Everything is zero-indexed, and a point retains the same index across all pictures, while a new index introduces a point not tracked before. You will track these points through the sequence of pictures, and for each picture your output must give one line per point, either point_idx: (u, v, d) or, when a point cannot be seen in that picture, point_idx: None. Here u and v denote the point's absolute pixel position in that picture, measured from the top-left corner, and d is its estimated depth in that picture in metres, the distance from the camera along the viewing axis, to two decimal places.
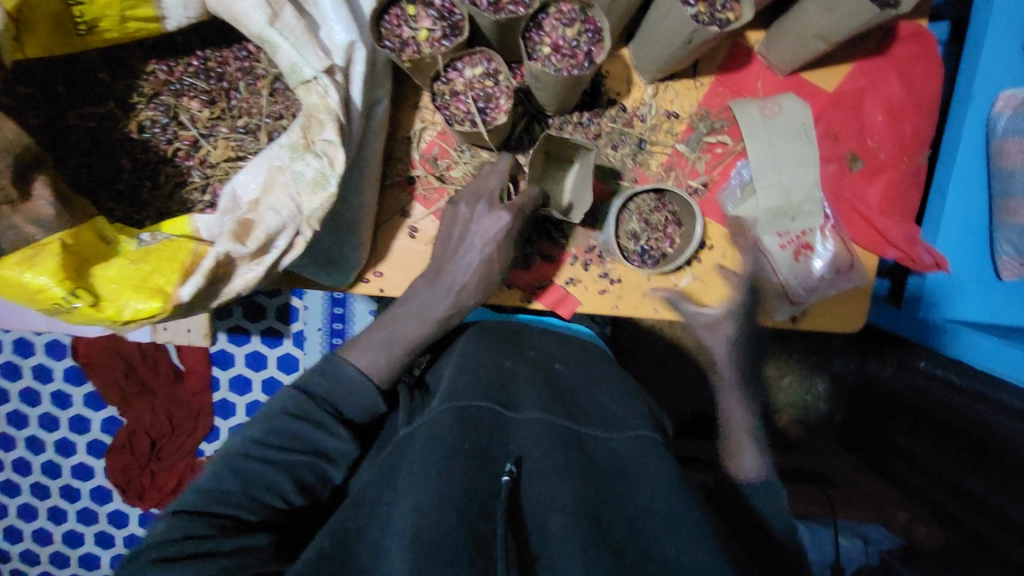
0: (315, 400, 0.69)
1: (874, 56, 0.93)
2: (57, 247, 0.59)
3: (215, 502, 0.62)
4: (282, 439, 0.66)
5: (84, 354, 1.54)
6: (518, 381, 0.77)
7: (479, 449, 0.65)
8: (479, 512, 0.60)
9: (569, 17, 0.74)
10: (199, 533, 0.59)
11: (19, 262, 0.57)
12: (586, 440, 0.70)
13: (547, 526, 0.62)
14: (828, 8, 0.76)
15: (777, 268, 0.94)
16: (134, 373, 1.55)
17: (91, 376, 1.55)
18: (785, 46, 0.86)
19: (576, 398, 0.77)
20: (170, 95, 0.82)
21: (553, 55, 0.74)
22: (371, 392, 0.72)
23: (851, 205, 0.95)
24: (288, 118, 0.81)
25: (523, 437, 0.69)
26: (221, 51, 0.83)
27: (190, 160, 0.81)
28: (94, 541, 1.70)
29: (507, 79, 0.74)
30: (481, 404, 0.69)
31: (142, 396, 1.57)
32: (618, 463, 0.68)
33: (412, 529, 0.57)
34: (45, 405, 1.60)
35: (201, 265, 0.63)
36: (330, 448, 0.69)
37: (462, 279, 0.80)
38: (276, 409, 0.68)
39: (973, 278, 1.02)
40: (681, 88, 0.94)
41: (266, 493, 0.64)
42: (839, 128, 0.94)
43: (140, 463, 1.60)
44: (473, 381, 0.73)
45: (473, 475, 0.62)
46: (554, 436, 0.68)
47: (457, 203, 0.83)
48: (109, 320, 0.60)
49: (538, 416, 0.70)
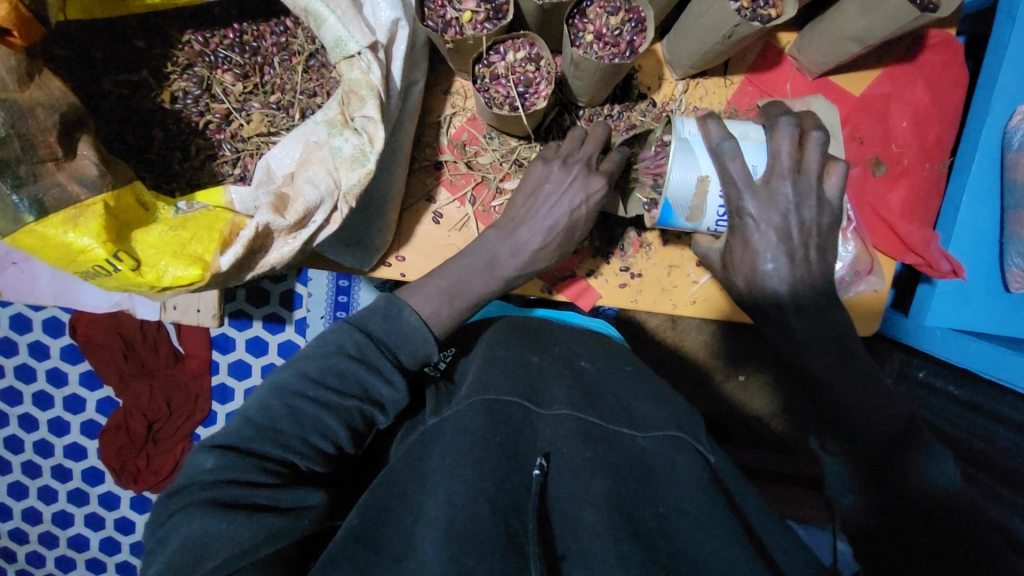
0: (374, 343, 0.70)
1: (900, 63, 0.95)
2: (100, 209, 0.59)
3: (267, 442, 0.64)
4: (338, 381, 0.67)
5: (83, 332, 1.52)
6: (545, 377, 0.77)
7: (504, 443, 0.65)
8: (512, 503, 0.60)
9: (614, 6, 0.74)
10: (253, 478, 0.61)
11: (62, 221, 0.57)
12: (611, 434, 0.70)
13: (578, 520, 0.60)
14: (866, 11, 0.77)
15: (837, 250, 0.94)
16: (134, 354, 1.54)
17: (89, 354, 1.53)
18: (818, 47, 0.87)
19: (600, 393, 0.77)
20: (203, 67, 0.81)
21: (596, 43, 0.74)
22: (429, 342, 0.73)
23: (873, 209, 0.96)
24: (322, 95, 0.80)
25: (550, 433, 0.70)
26: (258, 25, 0.82)
27: (221, 133, 0.81)
28: (85, 523, 1.67)
29: (549, 65, 0.74)
30: (508, 399, 0.70)
31: (142, 376, 1.56)
32: (644, 461, 0.68)
33: (445, 518, 0.56)
34: (41, 382, 1.58)
35: (239, 235, 0.62)
36: (380, 395, 0.69)
37: (540, 238, 0.82)
38: (335, 346, 0.68)
39: (980, 289, 1.03)
40: (711, 86, 0.94)
41: (316, 436, 0.65)
42: (865, 132, 0.96)
43: (136, 445, 1.58)
44: (500, 376, 0.74)
45: (504, 467, 0.62)
46: (583, 434, 0.69)
47: (551, 161, 0.83)
48: (147, 287, 0.61)
49: (564, 412, 0.71)
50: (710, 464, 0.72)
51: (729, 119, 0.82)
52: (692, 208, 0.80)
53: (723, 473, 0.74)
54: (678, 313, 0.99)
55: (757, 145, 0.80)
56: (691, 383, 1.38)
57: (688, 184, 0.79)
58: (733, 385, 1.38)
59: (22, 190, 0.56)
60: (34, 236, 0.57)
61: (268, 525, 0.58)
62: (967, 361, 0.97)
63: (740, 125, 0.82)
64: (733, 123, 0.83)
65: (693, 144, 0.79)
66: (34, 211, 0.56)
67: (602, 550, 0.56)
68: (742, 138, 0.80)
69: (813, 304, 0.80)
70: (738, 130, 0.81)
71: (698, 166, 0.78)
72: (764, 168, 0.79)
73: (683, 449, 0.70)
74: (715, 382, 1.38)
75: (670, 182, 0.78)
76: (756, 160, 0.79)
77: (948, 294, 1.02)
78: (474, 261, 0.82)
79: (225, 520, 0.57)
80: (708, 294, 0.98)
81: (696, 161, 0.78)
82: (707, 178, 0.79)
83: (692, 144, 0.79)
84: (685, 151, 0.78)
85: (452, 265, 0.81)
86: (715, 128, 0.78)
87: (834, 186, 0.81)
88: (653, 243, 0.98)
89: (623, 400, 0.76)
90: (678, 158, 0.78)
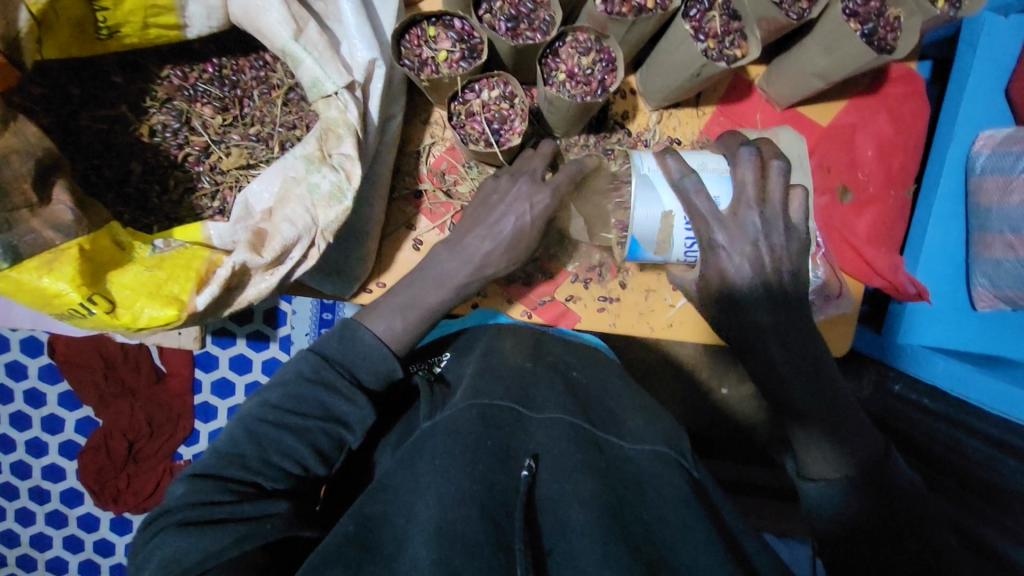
0: (330, 364, 0.71)
1: (865, 95, 0.99)
2: (76, 252, 0.59)
3: (231, 466, 0.64)
4: (296, 404, 0.68)
5: (61, 352, 1.51)
6: (536, 383, 0.79)
7: (497, 448, 0.66)
8: (502, 505, 0.60)
9: (586, 46, 0.75)
10: (218, 497, 0.61)
11: (37, 267, 0.58)
12: (601, 441, 0.71)
13: (566, 521, 0.60)
14: (827, 50, 0.80)
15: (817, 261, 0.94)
16: (113, 373, 1.53)
17: (68, 375, 1.52)
18: (785, 82, 0.90)
19: (592, 404, 0.78)
20: (182, 101, 0.82)
21: (568, 81, 0.76)
22: (387, 357, 0.73)
23: (842, 235, 0.99)
24: (300, 128, 0.81)
25: (541, 435, 0.70)
26: (237, 59, 0.84)
27: (200, 165, 0.82)
28: (63, 545, 1.65)
29: (523, 102, 0.76)
30: (500, 403, 0.71)
31: (121, 397, 1.54)
32: (630, 472, 0.69)
33: (436, 520, 0.57)
34: (17, 404, 1.55)
35: (215, 274, 0.63)
36: (344, 413, 0.70)
37: (490, 245, 0.82)
38: (293, 373, 0.70)
39: (951, 305, 1.05)
40: (684, 116, 0.96)
41: (280, 457, 0.66)
42: (833, 161, 0.99)
43: (116, 466, 1.56)
44: (494, 382, 0.75)
45: (492, 467, 0.63)
46: (573, 437, 0.69)
47: (499, 175, 0.85)
48: (119, 327, 0.61)
49: (558, 416, 0.72)
50: (694, 479, 0.73)
51: (688, 150, 0.85)
52: (659, 242, 0.83)
53: (708, 488, 0.74)
54: (655, 335, 1.00)
55: (718, 174, 0.83)
56: (673, 397, 1.39)
57: (654, 216, 0.81)
58: (712, 401, 1.39)
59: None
60: (8, 282, 0.57)
61: (236, 532, 0.57)
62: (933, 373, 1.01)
63: (698, 155, 0.85)
64: (692, 155, 0.85)
65: (654, 179, 0.81)
66: (9, 258, 0.56)
67: (589, 551, 0.57)
68: (702, 170, 0.83)
69: (796, 313, 0.79)
70: (698, 161, 0.84)
71: (661, 203, 0.81)
72: (728, 197, 0.82)
73: (668, 465, 0.70)
74: (697, 396, 1.40)
75: (635, 221, 0.81)
76: (720, 191, 0.82)
77: (918, 313, 1.05)
78: (457, 285, 0.81)
79: (192, 537, 0.57)
80: (685, 317, 0.99)
81: (658, 197, 0.81)
82: (671, 214, 0.81)
83: (653, 179, 0.81)
84: (647, 188, 0.81)
85: (429, 280, 0.81)
86: (674, 164, 0.80)
87: (799, 212, 0.82)
88: (631, 267, 0.99)
89: (614, 413, 0.78)
90: (640, 197, 0.81)
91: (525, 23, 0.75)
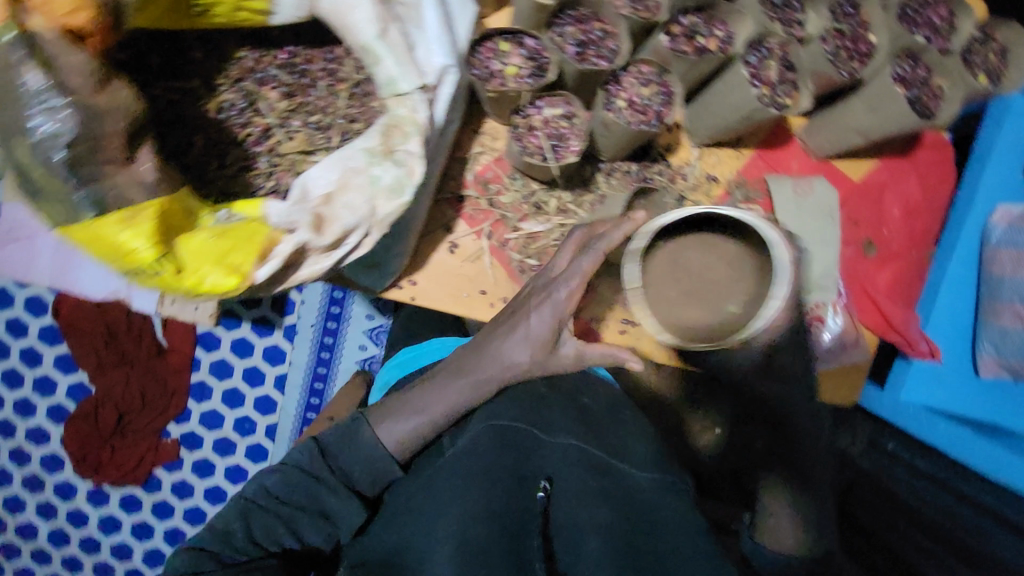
0: (325, 457, 0.75)
1: (898, 156, 1.03)
2: (155, 210, 0.61)
3: (220, 540, 0.69)
4: (289, 491, 0.73)
5: (64, 314, 1.47)
6: (552, 407, 0.80)
7: (506, 474, 0.71)
8: (515, 527, 0.68)
9: (647, 78, 0.80)
10: (203, 573, 0.65)
11: (120, 220, 0.59)
12: (614, 467, 0.74)
13: (582, 544, 0.67)
14: (870, 109, 0.84)
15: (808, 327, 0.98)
16: (113, 341, 1.48)
17: (68, 336, 1.48)
18: (826, 134, 0.94)
19: (603, 428, 0.80)
20: (252, 83, 0.86)
21: (627, 108, 0.79)
22: (381, 457, 0.76)
23: (863, 287, 1.02)
24: (361, 122, 0.85)
25: (555, 460, 0.74)
26: (310, 50, 0.87)
27: (259, 146, 0.84)
28: (36, 511, 1.65)
29: (582, 123, 0.79)
30: (516, 425, 0.75)
31: (118, 366, 1.51)
32: (643, 498, 0.73)
33: (455, 536, 0.66)
34: (13, 360, 1.54)
35: (278, 249, 0.66)
36: (332, 508, 0.74)
37: (512, 347, 0.76)
38: (292, 461, 0.75)
39: (953, 370, 1.08)
40: (724, 155, 1.01)
41: (268, 540, 0.71)
42: (860, 215, 1.02)
43: (102, 435, 1.55)
44: (509, 404, 0.78)
45: (510, 490, 0.70)
46: (586, 464, 0.73)
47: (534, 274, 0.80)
48: (184, 287, 0.63)
49: (571, 442, 0.75)
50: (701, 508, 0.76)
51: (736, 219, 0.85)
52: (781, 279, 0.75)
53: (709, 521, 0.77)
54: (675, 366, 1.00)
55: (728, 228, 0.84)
56: None
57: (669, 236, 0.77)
58: None
59: (85, 187, 0.58)
60: (87, 231, 0.59)
61: None
62: (946, 445, 1.00)
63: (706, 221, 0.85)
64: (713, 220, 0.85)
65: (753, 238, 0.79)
66: (96, 209, 0.59)
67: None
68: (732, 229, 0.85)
69: None
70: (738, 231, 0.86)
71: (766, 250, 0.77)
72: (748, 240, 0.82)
73: (677, 494, 0.75)
74: (682, 440, 1.31)
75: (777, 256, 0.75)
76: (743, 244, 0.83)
77: (920, 375, 1.06)
78: (480, 376, 0.78)
79: None
80: None
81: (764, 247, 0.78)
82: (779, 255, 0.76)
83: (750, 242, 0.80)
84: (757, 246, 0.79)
85: (446, 382, 0.79)
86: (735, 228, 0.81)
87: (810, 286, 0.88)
88: None
89: (626, 441, 0.79)
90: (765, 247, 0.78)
91: (593, 49, 0.78)
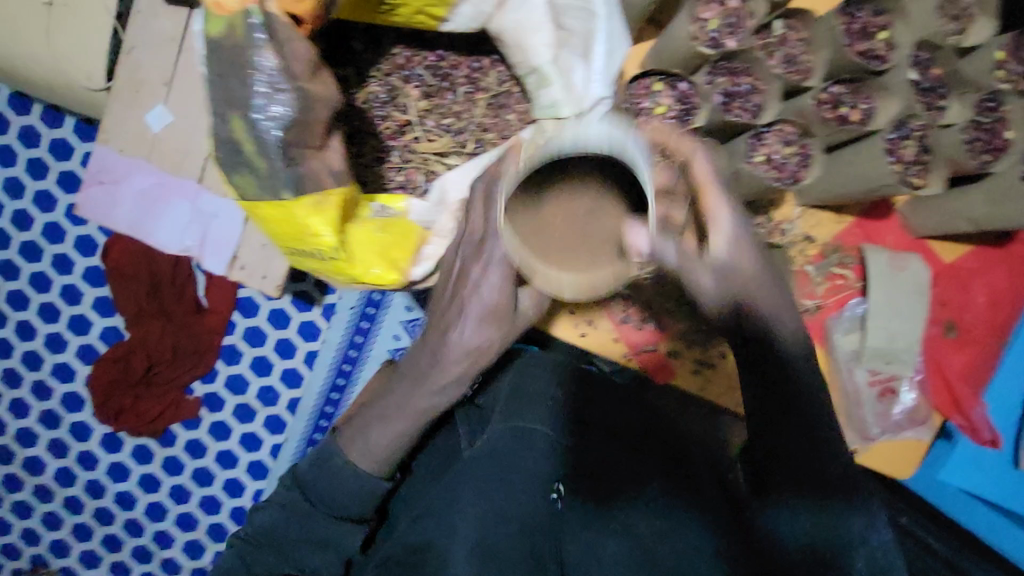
0: (305, 488, 0.81)
1: (993, 246, 1.04)
2: (341, 201, 0.70)
3: None
4: (282, 531, 0.80)
5: (113, 259, 1.44)
6: (573, 400, 0.90)
7: (532, 471, 0.82)
8: (537, 535, 0.76)
9: (790, 137, 0.81)
10: None
11: (312, 205, 0.68)
12: (615, 458, 0.84)
13: (598, 555, 0.77)
14: (992, 202, 0.86)
15: (861, 400, 1.04)
16: (157, 292, 1.46)
17: (113, 280, 1.44)
18: (931, 215, 0.97)
19: (608, 433, 0.87)
20: (398, 79, 0.88)
21: (766, 164, 0.81)
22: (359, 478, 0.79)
23: (939, 368, 1.05)
24: (495, 134, 0.88)
25: (568, 460, 0.84)
26: (458, 56, 0.89)
27: (395, 140, 0.87)
28: (47, 447, 1.57)
29: (722, 171, 0.81)
30: (534, 427, 0.86)
31: (156, 316, 1.47)
32: (658, 522, 0.79)
33: (477, 537, 0.73)
34: (51, 294, 1.49)
35: (427, 252, 0.78)
36: (326, 534, 0.80)
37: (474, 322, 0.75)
38: (282, 503, 0.82)
39: (996, 456, 1.13)
40: (824, 218, 1.03)
41: None
42: (947, 297, 1.05)
43: (129, 382, 1.50)
44: (528, 404, 0.89)
45: (532, 488, 0.81)
46: (596, 464, 0.84)
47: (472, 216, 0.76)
48: (345, 278, 0.74)
49: (570, 439, 0.85)
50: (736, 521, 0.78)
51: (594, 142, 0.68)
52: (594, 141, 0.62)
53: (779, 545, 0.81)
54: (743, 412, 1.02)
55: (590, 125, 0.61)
56: None
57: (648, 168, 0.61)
58: None
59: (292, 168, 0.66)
60: (281, 207, 0.67)
61: None
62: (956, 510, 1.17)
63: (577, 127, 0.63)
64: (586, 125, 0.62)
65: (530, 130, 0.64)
66: (296, 191, 0.66)
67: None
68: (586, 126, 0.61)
69: None
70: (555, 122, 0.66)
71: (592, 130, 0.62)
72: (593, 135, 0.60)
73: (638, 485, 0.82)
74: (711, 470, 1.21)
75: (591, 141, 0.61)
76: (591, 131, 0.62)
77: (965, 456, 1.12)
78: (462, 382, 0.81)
79: None
80: None
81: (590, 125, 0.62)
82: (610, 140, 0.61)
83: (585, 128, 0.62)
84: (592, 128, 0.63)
85: (426, 380, 0.79)
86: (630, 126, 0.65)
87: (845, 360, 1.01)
88: None
89: (632, 466, 0.83)
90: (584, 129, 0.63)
91: (738, 102, 0.81)
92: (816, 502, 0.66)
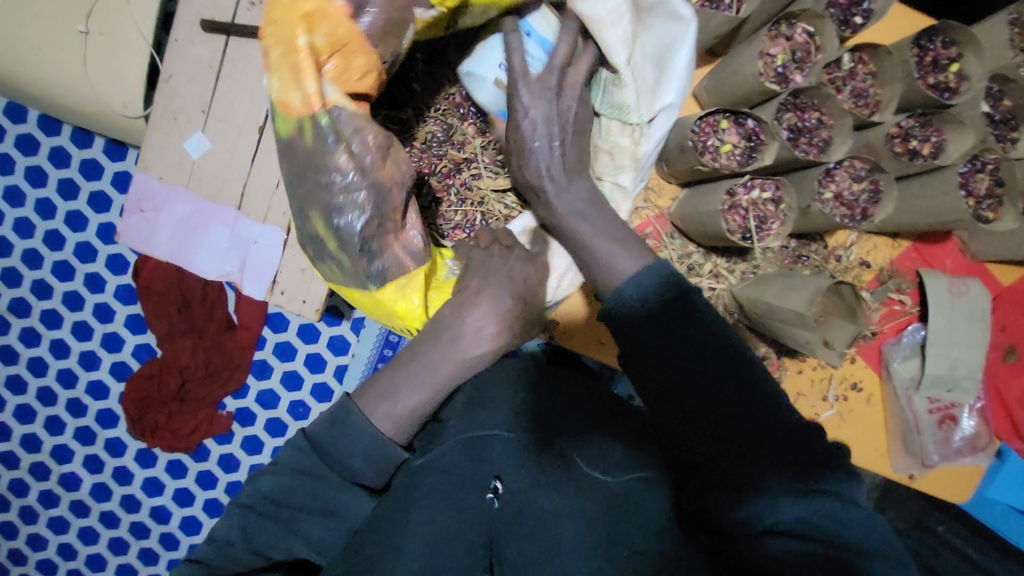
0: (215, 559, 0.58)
1: None
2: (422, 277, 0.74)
3: None
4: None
5: (143, 277, 1.27)
6: (553, 384, 0.75)
7: (474, 475, 0.65)
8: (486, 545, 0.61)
9: (859, 174, 0.86)
10: None
11: (397, 287, 0.73)
12: (571, 449, 0.67)
13: (558, 539, 0.59)
14: None
15: (922, 427, 1.01)
16: (188, 310, 1.29)
17: (143, 300, 1.28)
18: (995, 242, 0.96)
19: (574, 420, 0.70)
20: (455, 117, 0.89)
21: (833, 200, 0.85)
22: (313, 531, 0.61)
23: (997, 392, 1.05)
24: None
25: (503, 456, 0.66)
26: None
27: (451, 179, 0.90)
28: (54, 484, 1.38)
29: (789, 209, 0.84)
30: (490, 429, 0.68)
31: (187, 333, 1.30)
32: (623, 505, 0.62)
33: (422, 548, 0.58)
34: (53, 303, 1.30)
35: None
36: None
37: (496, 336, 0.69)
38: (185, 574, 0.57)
39: None
40: (880, 242, 1.01)
41: None
42: (1010, 322, 1.03)
43: (162, 400, 1.33)
44: (486, 405, 0.71)
45: (467, 493, 0.64)
46: (557, 453, 0.67)
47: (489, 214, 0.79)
48: (406, 331, 0.79)
49: (533, 427, 0.68)
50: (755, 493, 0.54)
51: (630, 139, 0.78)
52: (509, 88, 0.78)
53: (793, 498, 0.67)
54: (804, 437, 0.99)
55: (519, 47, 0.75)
56: None
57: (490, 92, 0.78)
58: None
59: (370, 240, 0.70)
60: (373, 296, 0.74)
61: None
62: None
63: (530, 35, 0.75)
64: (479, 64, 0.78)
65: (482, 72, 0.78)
66: (379, 282, 0.73)
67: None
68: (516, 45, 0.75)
69: None
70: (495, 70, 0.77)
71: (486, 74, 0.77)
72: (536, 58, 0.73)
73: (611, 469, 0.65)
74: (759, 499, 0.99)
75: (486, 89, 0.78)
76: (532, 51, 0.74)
77: None
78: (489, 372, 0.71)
79: None
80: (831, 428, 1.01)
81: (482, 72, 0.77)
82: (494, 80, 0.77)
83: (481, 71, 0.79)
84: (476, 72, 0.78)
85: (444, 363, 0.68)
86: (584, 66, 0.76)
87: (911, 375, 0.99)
88: (791, 368, 1.00)
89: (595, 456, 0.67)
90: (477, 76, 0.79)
91: (806, 137, 0.83)
92: (803, 486, 0.53)
